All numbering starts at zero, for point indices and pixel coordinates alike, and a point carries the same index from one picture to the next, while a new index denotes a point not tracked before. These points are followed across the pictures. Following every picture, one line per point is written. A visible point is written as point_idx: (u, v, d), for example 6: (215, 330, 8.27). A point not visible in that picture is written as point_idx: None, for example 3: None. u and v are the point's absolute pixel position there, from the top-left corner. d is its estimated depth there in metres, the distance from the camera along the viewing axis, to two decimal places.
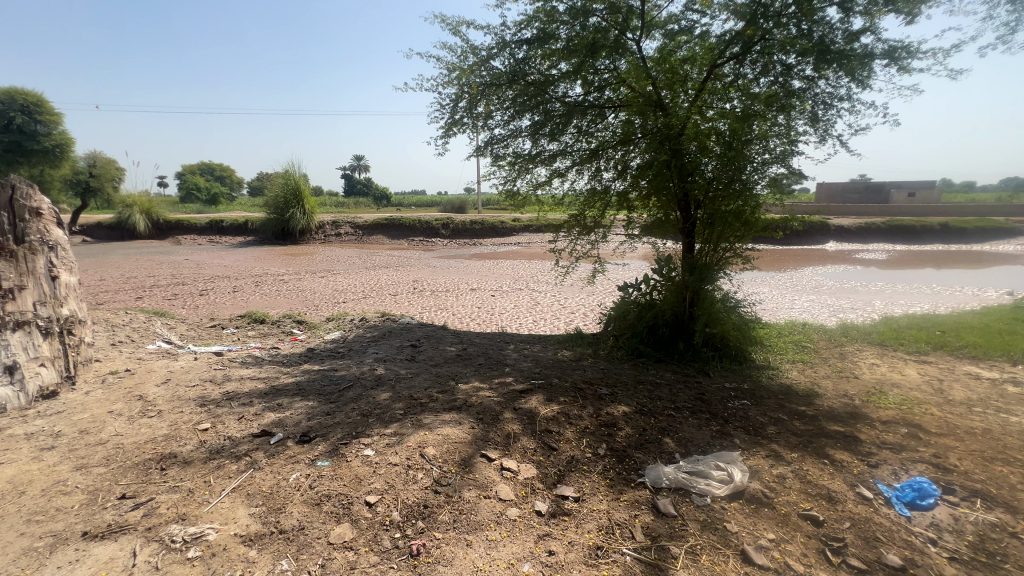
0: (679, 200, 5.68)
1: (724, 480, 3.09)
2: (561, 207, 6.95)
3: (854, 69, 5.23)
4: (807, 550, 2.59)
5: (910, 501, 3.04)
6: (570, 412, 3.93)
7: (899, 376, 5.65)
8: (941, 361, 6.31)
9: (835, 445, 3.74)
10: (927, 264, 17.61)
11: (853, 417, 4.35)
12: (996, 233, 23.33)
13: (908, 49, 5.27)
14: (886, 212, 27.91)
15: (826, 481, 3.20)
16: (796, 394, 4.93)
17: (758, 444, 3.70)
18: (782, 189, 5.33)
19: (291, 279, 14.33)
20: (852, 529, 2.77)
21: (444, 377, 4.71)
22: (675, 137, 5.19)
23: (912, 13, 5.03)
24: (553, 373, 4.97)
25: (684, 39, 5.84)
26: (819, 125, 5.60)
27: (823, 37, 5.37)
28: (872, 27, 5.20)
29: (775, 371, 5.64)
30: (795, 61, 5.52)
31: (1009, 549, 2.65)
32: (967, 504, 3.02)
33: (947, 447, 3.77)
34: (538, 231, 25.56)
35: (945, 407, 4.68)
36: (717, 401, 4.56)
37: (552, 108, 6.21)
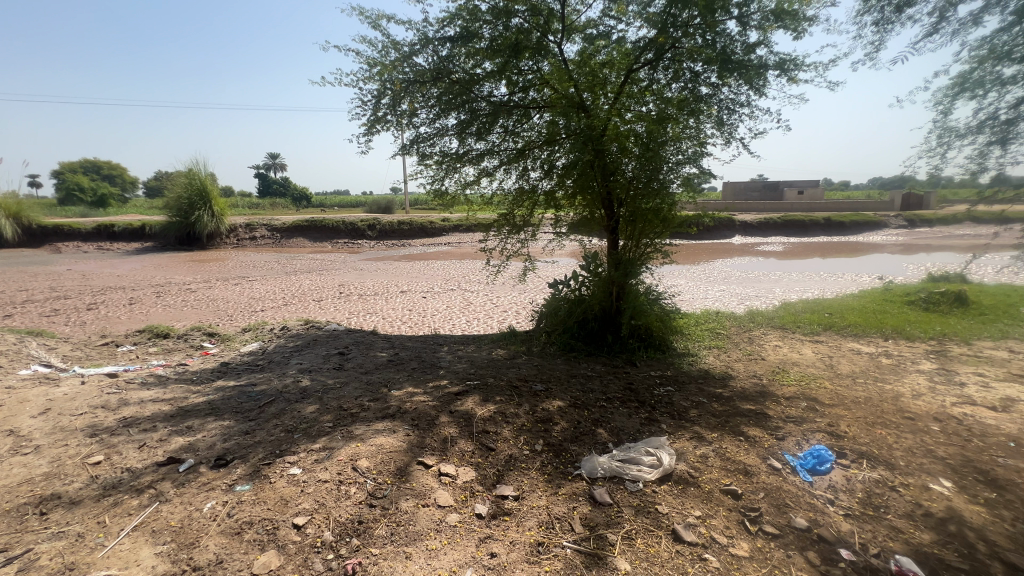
0: (602, 199, 5.93)
1: (654, 464, 3.25)
2: (490, 206, 6.96)
3: (751, 78, 5.72)
4: (729, 523, 2.80)
5: (811, 467, 3.38)
6: (506, 411, 3.94)
7: (798, 355, 6.30)
8: (829, 340, 7.12)
9: (748, 422, 4.08)
10: (816, 255, 19.80)
11: (762, 395, 4.78)
12: (868, 227, 26.77)
13: (795, 62, 5.87)
14: (781, 209, 30.97)
15: (742, 456, 3.48)
16: (713, 377, 5.32)
17: (682, 427, 3.94)
18: (694, 187, 5.73)
19: (199, 288, 13.09)
20: (766, 498, 3.02)
21: (376, 385, 4.52)
22: (598, 138, 5.42)
23: (797, 29, 5.61)
24: (488, 372, 4.95)
25: (603, 43, 6.06)
26: (724, 129, 6.05)
27: (725, 47, 5.78)
28: (765, 40, 5.71)
29: (695, 357, 6.06)
30: (701, 69, 5.93)
31: (890, 501, 3.04)
32: (858, 465, 3.42)
33: (838, 416, 4.25)
34: (468, 231, 25.42)
35: (835, 380, 5.29)
36: (644, 389, 4.81)
37: (478, 107, 6.20)
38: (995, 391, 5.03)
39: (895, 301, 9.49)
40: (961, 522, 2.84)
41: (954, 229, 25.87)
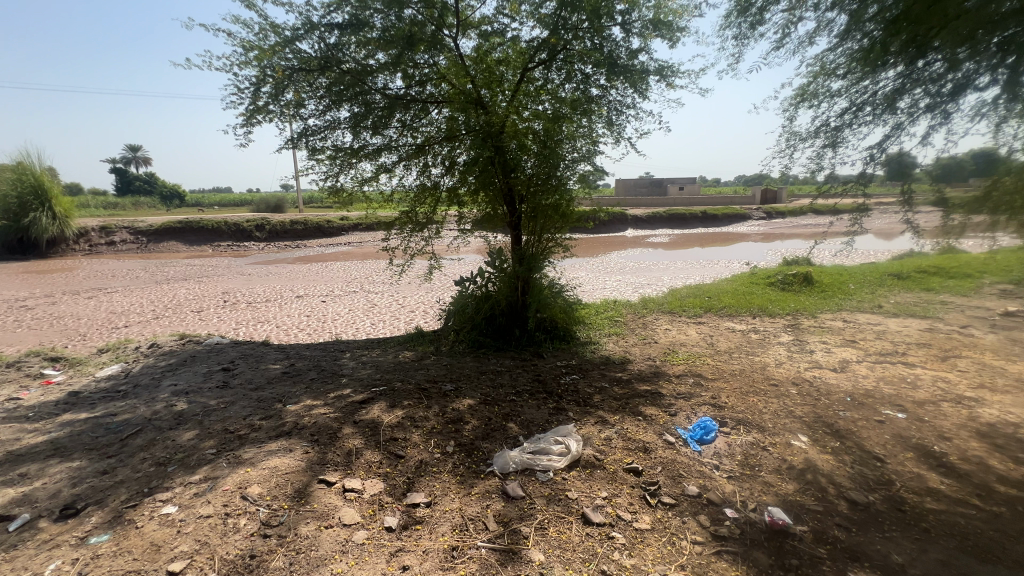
0: (504, 194, 5.99)
1: (562, 453, 3.35)
2: (390, 203, 6.68)
3: (635, 82, 6.11)
4: (632, 500, 2.98)
5: (699, 437, 3.74)
6: (415, 415, 3.81)
7: (684, 336, 6.96)
8: (709, 320, 7.95)
9: (645, 402, 4.40)
10: (696, 245, 22.04)
11: (656, 375, 5.19)
12: (736, 219, 30.43)
13: (672, 69, 6.40)
14: (666, 203, 33.94)
15: (641, 435, 3.73)
16: (613, 362, 5.67)
17: (587, 413, 4.13)
18: (590, 184, 6.00)
19: (37, 304, 10.95)
20: (663, 471, 3.27)
21: (268, 401, 4.12)
22: (497, 134, 5.48)
23: (672, 38, 6.11)
24: (395, 377, 4.76)
25: (497, 40, 6.06)
26: (614, 129, 6.41)
27: (612, 51, 6.09)
28: (645, 47, 6.14)
29: (596, 345, 6.40)
30: (591, 71, 6.21)
31: (762, 460, 3.46)
32: (736, 431, 3.84)
33: (719, 389, 4.75)
34: (369, 229, 24.31)
35: (715, 357, 5.92)
36: (552, 379, 4.96)
37: (372, 100, 5.91)
38: (835, 356, 5.98)
39: (759, 283, 10.87)
40: (816, 470, 3.32)
41: (800, 220, 30.37)
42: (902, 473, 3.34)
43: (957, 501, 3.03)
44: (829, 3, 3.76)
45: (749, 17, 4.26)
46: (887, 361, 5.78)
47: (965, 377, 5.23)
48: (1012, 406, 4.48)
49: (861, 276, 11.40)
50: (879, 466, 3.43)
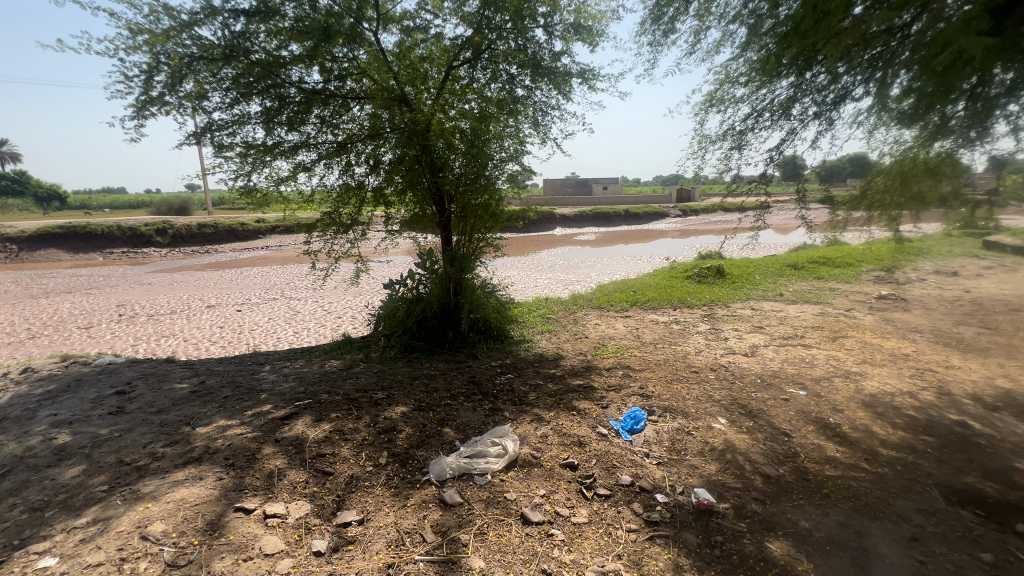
0: (433, 194, 5.86)
1: (500, 454, 3.33)
2: (311, 204, 6.29)
3: (559, 83, 6.23)
4: (569, 494, 3.03)
5: (629, 428, 3.88)
6: (344, 428, 3.60)
7: (613, 330, 7.23)
8: (635, 313, 8.33)
9: (578, 397, 4.50)
10: (621, 242, 23.07)
11: (588, 369, 5.34)
12: (656, 217, 32.28)
13: (593, 72, 6.61)
14: (591, 203, 35.21)
15: (575, 430, 3.80)
16: (546, 359, 5.75)
17: (523, 412, 4.15)
18: (519, 184, 6.03)
19: None
20: (598, 463, 3.36)
21: (173, 424, 3.70)
22: (424, 133, 5.36)
23: (592, 43, 6.31)
24: (321, 388, 4.48)
25: (421, 36, 5.91)
26: (540, 130, 6.50)
27: (535, 52, 6.17)
28: (567, 50, 6.29)
29: (530, 342, 6.47)
30: (516, 71, 6.24)
31: (687, 444, 3.67)
32: (663, 419, 4.04)
33: (646, 379, 4.98)
34: (289, 232, 22.87)
35: (642, 348, 6.21)
36: (487, 380, 4.92)
37: (287, 93, 5.52)
38: (746, 341, 6.51)
39: (678, 277, 11.58)
40: (734, 449, 3.58)
41: (711, 217, 32.84)
42: (805, 445, 3.69)
43: (850, 466, 3.39)
44: (732, 16, 4.06)
45: (662, 25, 4.49)
46: (789, 344, 6.39)
47: (852, 354, 5.91)
48: (889, 377, 5.12)
49: (764, 267, 12.55)
50: (786, 440, 3.76)
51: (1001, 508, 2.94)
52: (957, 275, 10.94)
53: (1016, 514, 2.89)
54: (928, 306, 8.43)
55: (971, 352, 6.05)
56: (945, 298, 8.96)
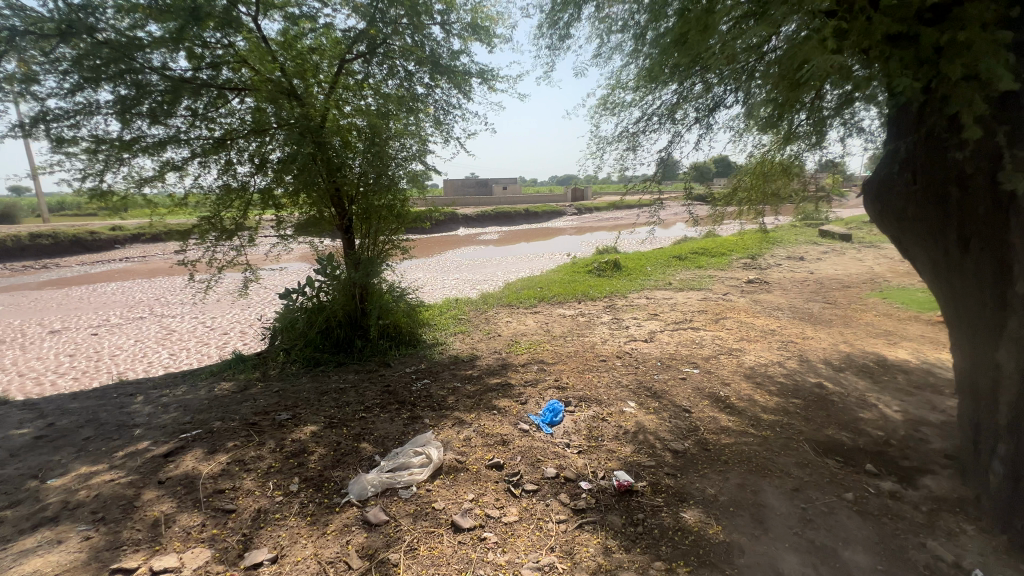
0: (331, 196, 5.48)
1: (424, 463, 3.21)
2: (184, 208, 5.54)
3: (459, 83, 6.17)
4: (498, 494, 3.02)
5: (549, 420, 3.98)
6: (244, 457, 3.23)
7: (524, 326, 7.39)
8: (544, 309, 8.59)
9: (498, 395, 4.51)
10: (524, 240, 23.71)
11: (504, 367, 5.38)
12: (555, 215, 33.66)
13: (492, 72, 6.65)
14: (493, 202, 35.67)
15: (498, 429, 3.81)
16: (462, 361, 5.69)
17: (443, 416, 4.05)
18: (423, 184, 5.87)
19: None
20: (523, 459, 3.39)
21: (16, 480, 3.04)
22: (317, 130, 5.01)
23: (490, 43, 6.34)
24: (212, 415, 3.97)
25: (308, 26, 5.45)
26: (442, 128, 6.39)
27: (433, 50, 6.05)
28: (466, 49, 6.25)
29: (444, 345, 6.36)
30: (414, 69, 6.06)
31: (604, 429, 3.87)
32: (579, 408, 4.21)
33: (560, 371, 5.15)
34: (155, 240, 20.01)
35: (553, 342, 6.42)
36: (402, 388, 4.73)
37: (147, 81, 4.79)
38: (644, 328, 7.04)
39: (580, 272, 12.17)
40: (644, 430, 3.84)
41: (605, 215, 35.08)
42: (703, 418, 4.08)
43: (741, 433, 3.82)
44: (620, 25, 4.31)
45: (558, 30, 4.63)
46: (680, 328, 7.04)
47: (732, 333, 6.68)
48: (762, 351, 5.87)
49: (654, 259, 13.71)
50: (687, 415, 4.13)
51: (855, 453, 3.51)
52: (803, 259, 12.90)
53: (866, 455, 3.48)
54: (785, 287, 9.83)
55: (820, 324, 7.17)
56: (796, 280, 10.51)
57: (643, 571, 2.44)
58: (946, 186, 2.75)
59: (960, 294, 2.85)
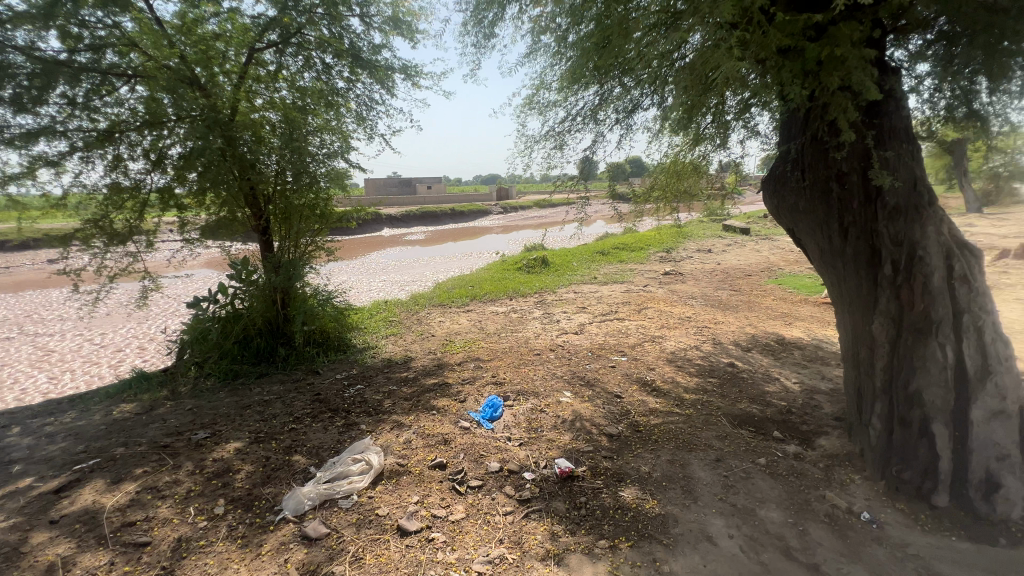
0: (245, 196, 5.08)
1: (364, 470, 3.10)
2: (63, 210, 4.85)
3: (382, 78, 5.98)
4: (444, 494, 3.00)
5: (489, 416, 4.01)
6: (158, 484, 2.92)
7: (457, 325, 7.35)
8: (476, 307, 8.59)
9: (436, 395, 4.45)
10: (451, 240, 23.51)
11: (440, 367, 5.32)
12: (481, 215, 33.74)
13: (415, 69, 6.53)
14: (418, 202, 34.98)
15: (438, 429, 3.77)
16: (396, 363, 5.54)
17: (381, 420, 3.93)
18: (347, 182, 5.63)
19: None
20: (466, 457, 3.39)
21: None
22: (226, 123, 4.62)
23: (412, 39, 6.22)
24: (112, 442, 3.53)
25: (210, 9, 5.00)
26: (365, 124, 6.16)
27: (353, 43, 5.80)
28: (387, 44, 6.07)
29: (375, 348, 6.15)
30: (332, 61, 5.78)
31: (542, 420, 3.97)
32: (517, 402, 4.28)
33: (496, 367, 5.19)
34: (21, 248, 17.27)
35: (487, 339, 6.46)
36: (334, 395, 4.52)
37: (9, 62, 4.13)
38: (574, 321, 7.30)
39: (510, 269, 12.33)
40: (580, 417, 3.99)
41: (530, 213, 35.77)
42: (633, 402, 4.32)
43: (667, 413, 4.11)
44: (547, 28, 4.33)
45: (483, 29, 4.65)
46: (608, 319, 7.38)
47: (654, 321, 7.12)
48: (681, 337, 6.33)
49: (579, 255, 14.22)
50: (619, 400, 4.35)
51: (764, 422, 3.91)
52: (711, 251, 14.06)
53: (773, 424, 3.89)
54: (697, 277, 10.67)
55: (729, 309, 7.86)
56: (707, 270, 11.43)
57: (588, 551, 2.55)
58: (828, 182, 3.13)
59: (842, 276, 3.27)
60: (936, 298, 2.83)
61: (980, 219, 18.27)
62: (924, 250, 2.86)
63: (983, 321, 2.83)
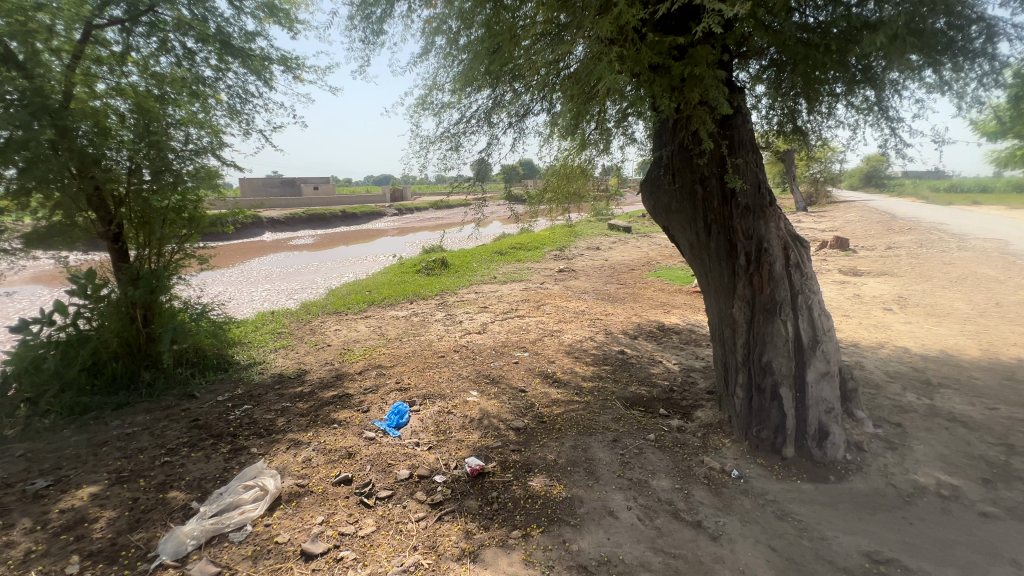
0: (88, 197, 4.35)
1: (258, 497, 2.85)
2: None
3: (257, 69, 5.48)
4: (351, 509, 2.86)
5: (395, 424, 3.90)
6: None
7: (356, 332, 7.01)
8: (374, 313, 8.26)
9: (336, 408, 4.22)
10: (343, 244, 22.27)
11: (339, 378, 5.04)
12: (375, 217, 32.44)
13: (296, 61, 6.09)
14: (303, 203, 32.54)
15: (340, 442, 3.58)
16: (288, 378, 5.12)
17: (274, 441, 3.62)
18: (221, 182, 5.07)
19: None
20: (373, 468, 3.27)
21: None
22: (57, 111, 3.91)
23: (291, 28, 5.78)
24: None
25: None
26: (239, 119, 5.60)
27: (220, 27, 5.23)
28: (262, 31, 5.58)
29: (263, 363, 5.62)
30: (195, 46, 5.15)
31: (451, 421, 3.97)
32: (424, 406, 4.22)
33: (400, 373, 5.06)
34: None
35: (389, 345, 6.25)
36: (216, 419, 4.05)
37: None
38: (477, 321, 7.37)
39: (408, 272, 12.04)
40: (488, 415, 4.06)
41: (427, 215, 35.24)
42: (537, 395, 4.51)
43: (568, 401, 4.35)
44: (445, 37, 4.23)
45: (371, 25, 4.49)
46: (509, 317, 7.58)
47: (551, 317, 7.48)
48: (577, 330, 6.72)
49: (478, 255, 14.38)
50: (524, 395, 4.51)
51: (652, 402, 4.32)
52: (600, 249, 15.10)
53: (659, 402, 4.32)
54: (589, 274, 11.40)
55: (617, 302, 8.53)
56: (596, 266, 12.27)
57: (502, 543, 2.62)
58: (693, 185, 3.58)
59: (708, 267, 3.75)
60: (778, 282, 3.37)
61: (805, 216, 22.02)
62: (768, 242, 3.39)
63: (812, 300, 3.44)
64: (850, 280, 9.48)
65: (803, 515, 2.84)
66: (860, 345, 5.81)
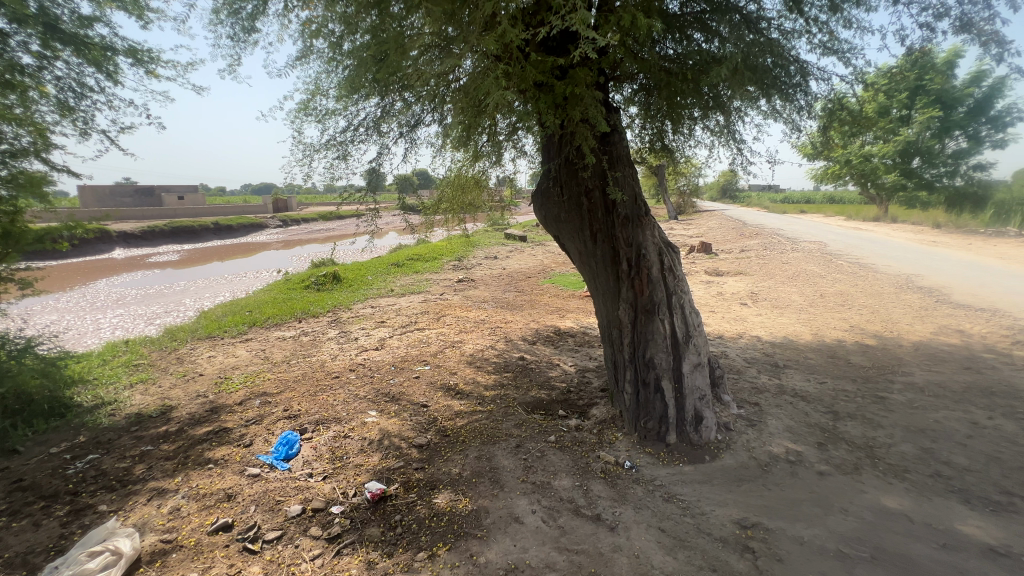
0: None
1: (108, 562, 2.41)
2: None
3: (97, 59, 4.69)
4: (232, 559, 2.55)
5: (284, 455, 3.56)
6: None
7: (234, 358, 6.28)
8: (256, 335, 7.50)
9: (211, 446, 3.73)
10: (216, 259, 19.94)
11: (214, 411, 4.47)
12: (255, 229, 29.61)
13: (149, 53, 5.34)
14: (165, 214, 28.57)
15: (217, 484, 3.17)
16: (149, 416, 4.42)
17: (131, 493, 3.09)
18: (47, 190, 4.23)
19: None
20: (258, 508, 2.94)
21: None
22: None
23: (141, 17, 5.06)
24: None
25: None
26: (73, 117, 4.74)
27: (44, 8, 4.40)
28: (103, 17, 4.81)
29: (115, 402, 4.78)
30: (8, 27, 4.26)
31: (348, 446, 3.72)
32: (317, 433, 3.91)
33: (289, 399, 4.64)
34: None
35: (275, 369, 5.70)
36: (49, 476, 3.35)
37: None
38: (374, 337, 7.06)
39: (296, 288, 11.15)
40: (389, 434, 3.88)
41: (315, 226, 33.06)
42: (440, 408, 4.43)
43: (472, 412, 4.33)
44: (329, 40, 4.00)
45: (242, 21, 4.11)
46: (408, 331, 7.36)
47: (452, 328, 7.41)
48: (478, 339, 6.74)
49: (373, 267, 13.81)
50: (426, 410, 4.40)
51: (551, 404, 4.48)
52: (497, 258, 15.38)
53: (558, 404, 4.49)
54: (487, 282, 11.55)
55: (516, 309, 8.74)
56: (495, 275, 12.47)
57: (407, 568, 2.51)
58: (580, 197, 3.81)
59: (596, 273, 4.01)
60: (656, 284, 3.71)
61: (676, 224, 24.66)
62: (645, 249, 3.71)
63: (684, 300, 3.85)
64: (714, 280, 10.79)
65: (685, 495, 3.14)
66: (724, 336, 6.62)
